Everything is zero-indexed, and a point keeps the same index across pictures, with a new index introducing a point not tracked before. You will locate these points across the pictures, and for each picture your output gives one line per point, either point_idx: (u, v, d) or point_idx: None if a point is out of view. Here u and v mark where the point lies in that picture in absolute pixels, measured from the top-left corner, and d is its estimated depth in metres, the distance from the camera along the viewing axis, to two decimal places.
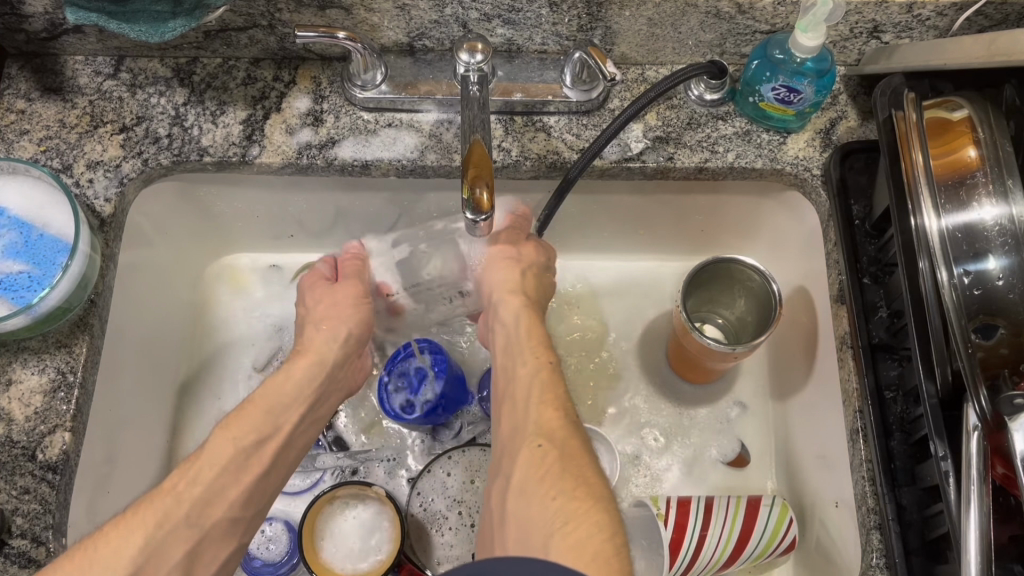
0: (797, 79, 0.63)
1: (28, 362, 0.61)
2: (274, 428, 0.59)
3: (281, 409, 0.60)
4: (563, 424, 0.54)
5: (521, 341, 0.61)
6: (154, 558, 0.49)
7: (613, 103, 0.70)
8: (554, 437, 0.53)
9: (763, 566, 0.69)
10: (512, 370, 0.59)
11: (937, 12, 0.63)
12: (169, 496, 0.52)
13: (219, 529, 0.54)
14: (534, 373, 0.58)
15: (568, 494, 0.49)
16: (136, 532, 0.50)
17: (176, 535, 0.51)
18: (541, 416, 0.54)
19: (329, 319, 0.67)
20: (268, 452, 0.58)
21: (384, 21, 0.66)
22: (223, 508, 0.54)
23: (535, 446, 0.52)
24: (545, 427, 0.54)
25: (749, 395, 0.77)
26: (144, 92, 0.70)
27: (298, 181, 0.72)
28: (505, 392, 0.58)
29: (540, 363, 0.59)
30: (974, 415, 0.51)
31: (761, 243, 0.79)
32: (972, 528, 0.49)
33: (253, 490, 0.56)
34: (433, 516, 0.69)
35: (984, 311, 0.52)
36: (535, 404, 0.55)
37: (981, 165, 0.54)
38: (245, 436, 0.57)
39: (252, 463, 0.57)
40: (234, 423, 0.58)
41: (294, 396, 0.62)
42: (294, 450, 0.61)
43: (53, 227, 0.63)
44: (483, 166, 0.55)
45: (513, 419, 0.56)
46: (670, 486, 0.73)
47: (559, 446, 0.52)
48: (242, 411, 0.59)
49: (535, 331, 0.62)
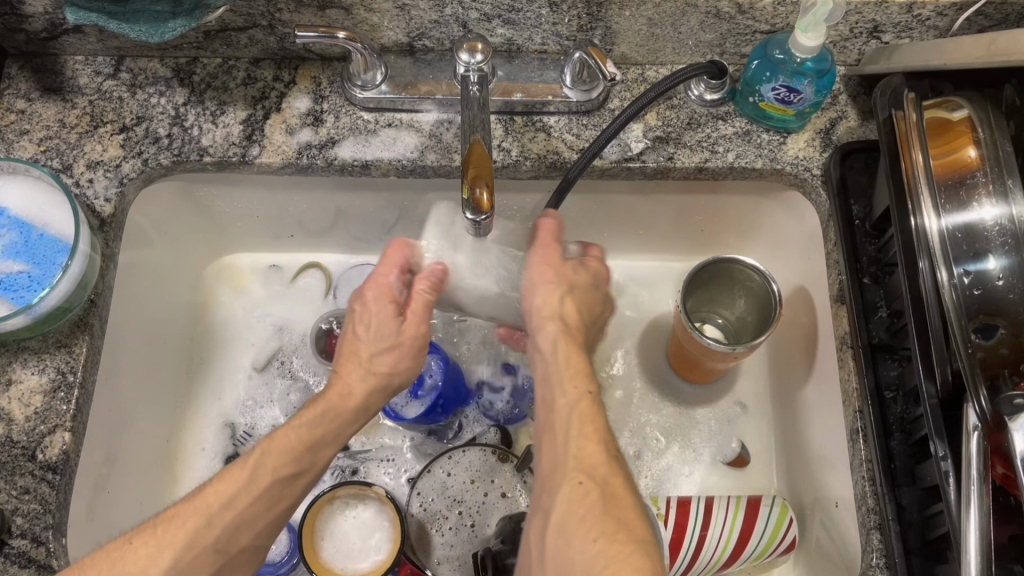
0: (797, 78, 0.63)
1: (28, 362, 0.61)
2: (312, 463, 0.56)
3: (322, 443, 0.57)
4: (606, 460, 0.51)
5: (560, 369, 0.55)
6: None
7: (613, 103, 0.70)
8: (596, 475, 0.50)
9: (763, 566, 0.69)
10: (549, 394, 0.55)
11: (937, 12, 0.63)
12: (199, 520, 0.52)
13: (244, 554, 0.55)
14: (573, 403, 0.53)
15: (608, 537, 0.47)
16: (163, 556, 0.51)
17: (201, 560, 0.52)
18: (582, 448, 0.51)
19: (392, 355, 0.58)
20: (302, 484, 0.57)
21: (384, 21, 0.66)
22: (250, 535, 0.54)
23: (575, 484, 0.50)
24: (586, 461, 0.51)
25: (749, 395, 0.77)
26: (144, 92, 0.70)
27: (298, 181, 0.72)
28: (544, 417, 0.55)
29: (581, 392, 0.54)
30: (973, 415, 0.51)
31: (760, 243, 0.79)
32: (972, 528, 0.49)
33: (279, 518, 0.56)
34: (433, 516, 0.69)
35: (984, 311, 0.52)
36: (576, 434, 0.52)
37: (981, 165, 0.54)
38: (282, 471, 0.55)
39: (283, 494, 0.56)
40: (269, 449, 0.55)
41: (338, 430, 0.57)
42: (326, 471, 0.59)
43: (54, 227, 0.63)
44: (483, 165, 0.55)
45: (553, 453, 0.52)
46: (670, 487, 0.73)
47: (600, 485, 0.50)
48: (283, 437, 0.55)
49: (579, 352, 0.56)
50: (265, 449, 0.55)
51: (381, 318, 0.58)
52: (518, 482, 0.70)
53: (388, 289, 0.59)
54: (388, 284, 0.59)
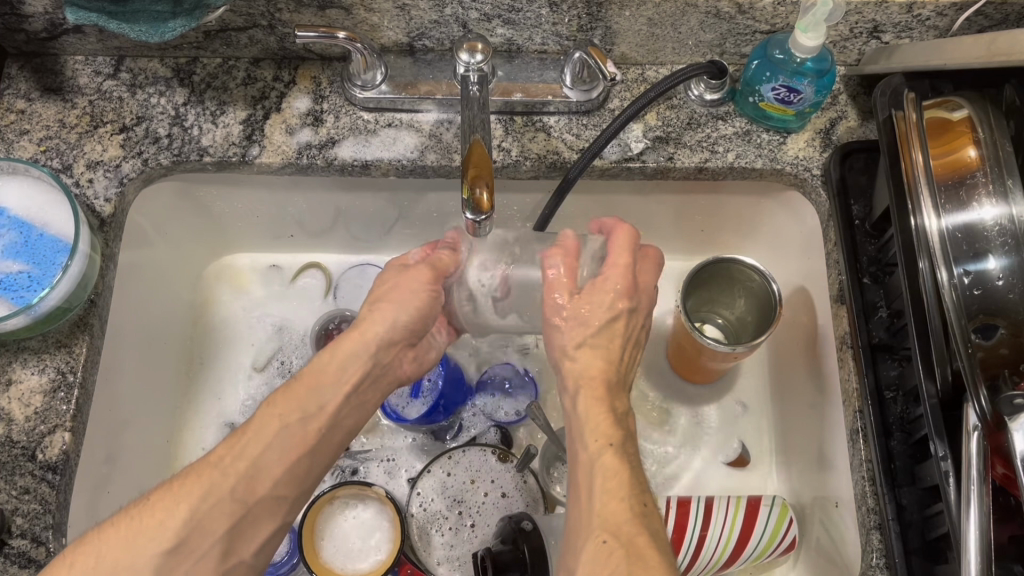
0: (797, 78, 0.63)
1: (28, 362, 0.61)
2: (321, 406, 0.55)
3: (331, 385, 0.56)
4: (633, 518, 0.49)
5: (582, 425, 0.55)
6: (195, 534, 0.50)
7: (614, 103, 0.70)
8: (621, 533, 0.49)
9: (763, 566, 0.69)
10: (577, 456, 0.55)
11: (937, 12, 0.63)
12: (213, 469, 0.52)
13: (263, 506, 0.53)
14: (596, 458, 0.53)
15: None
16: (181, 506, 0.50)
17: (219, 510, 0.51)
18: (605, 506, 0.50)
19: (390, 296, 0.60)
20: (316, 428, 0.55)
21: (384, 21, 0.66)
22: (268, 484, 0.53)
23: (598, 544, 0.48)
24: (610, 520, 0.49)
25: (749, 395, 0.77)
26: (144, 92, 0.70)
27: (298, 181, 0.72)
28: (574, 479, 0.54)
29: (602, 446, 0.53)
30: (974, 416, 0.51)
31: (760, 243, 0.79)
32: (973, 529, 0.49)
33: (297, 468, 0.54)
34: (433, 516, 0.69)
35: (984, 311, 0.51)
36: (600, 493, 0.51)
37: (981, 165, 0.54)
38: (289, 416, 0.54)
39: (301, 439, 0.54)
40: (284, 394, 0.55)
41: (345, 369, 0.57)
42: (346, 424, 0.58)
43: (53, 227, 0.63)
44: (483, 166, 0.55)
45: (580, 511, 0.52)
46: (671, 487, 0.73)
47: (625, 544, 0.48)
48: (291, 386, 0.55)
49: (606, 410, 0.55)
50: (280, 396, 0.55)
51: (391, 274, 0.61)
52: (518, 483, 0.70)
53: (405, 258, 0.63)
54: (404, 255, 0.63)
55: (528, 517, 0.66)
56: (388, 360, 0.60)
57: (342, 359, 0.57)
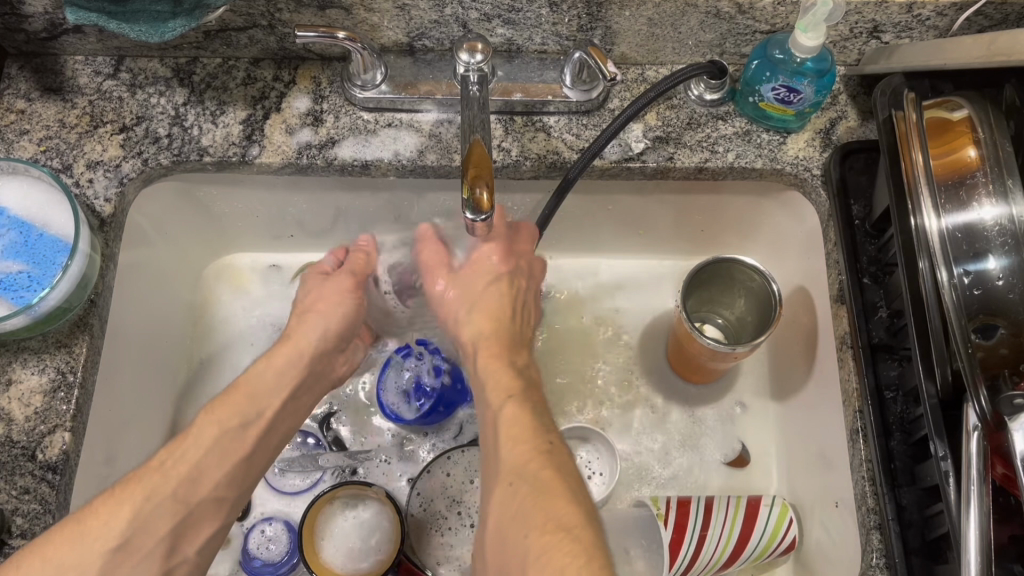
0: (797, 78, 0.63)
1: (28, 362, 0.61)
2: (258, 413, 0.59)
3: (266, 393, 0.60)
4: (534, 455, 0.51)
5: (486, 385, 0.58)
6: (139, 534, 0.51)
7: (613, 103, 0.70)
8: (525, 470, 0.50)
9: (763, 566, 0.70)
10: (482, 411, 0.57)
11: (937, 12, 0.63)
12: (156, 473, 0.53)
13: (204, 507, 0.55)
14: (498, 410, 0.55)
15: (542, 526, 0.47)
16: (124, 508, 0.51)
17: (165, 509, 0.52)
18: (509, 449, 0.52)
19: (318, 308, 0.67)
20: (252, 435, 0.58)
21: (384, 21, 0.66)
22: (208, 488, 0.55)
23: (505, 485, 0.50)
24: (515, 461, 0.51)
25: (749, 395, 0.77)
26: (144, 92, 0.70)
27: (298, 181, 0.72)
28: (482, 433, 0.56)
29: (502, 399, 0.55)
30: (973, 415, 0.51)
31: (761, 243, 0.79)
32: (973, 528, 0.49)
33: (236, 471, 0.57)
34: (433, 516, 0.69)
35: (984, 311, 0.52)
36: (504, 440, 0.53)
37: (980, 165, 0.54)
38: (228, 420, 0.57)
39: (238, 444, 0.57)
40: (220, 402, 0.58)
41: (278, 381, 0.61)
42: (279, 432, 0.62)
43: (53, 227, 0.63)
44: (483, 166, 0.55)
45: (490, 459, 0.54)
46: (671, 487, 0.73)
47: (529, 478, 0.50)
48: (225, 398, 0.59)
49: (505, 366, 0.59)
50: (216, 403, 0.58)
51: (310, 284, 0.69)
52: None
53: (321, 266, 0.70)
54: (321, 262, 0.71)
55: None
56: (319, 369, 0.65)
57: (278, 370, 0.62)
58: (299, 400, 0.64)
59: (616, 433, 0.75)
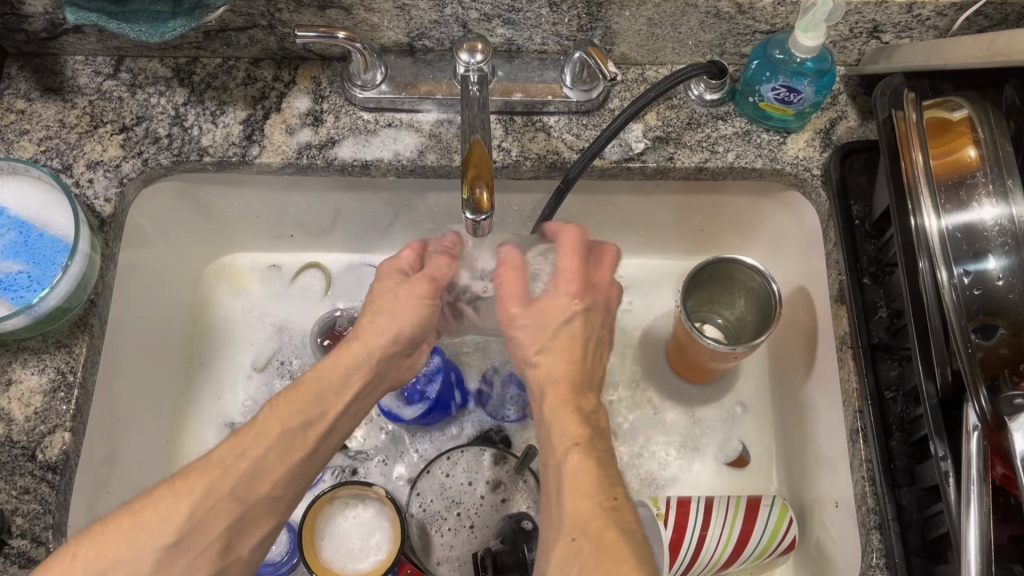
0: (797, 78, 0.63)
1: (28, 362, 0.61)
2: (322, 413, 0.55)
3: (333, 391, 0.56)
4: (601, 513, 0.49)
5: (548, 429, 0.55)
6: (196, 530, 0.49)
7: (613, 103, 0.70)
8: (589, 528, 0.49)
9: (763, 566, 0.70)
10: (546, 456, 0.54)
11: (937, 12, 0.63)
12: (214, 469, 0.51)
13: (262, 505, 0.52)
14: (563, 460, 0.52)
15: None
16: (181, 503, 0.49)
17: (221, 508, 0.51)
18: (575, 505, 0.50)
19: (386, 308, 0.60)
20: (316, 434, 0.55)
21: (384, 21, 0.66)
22: (267, 485, 0.52)
23: (568, 541, 0.49)
24: (578, 516, 0.49)
25: (749, 395, 0.77)
26: (144, 92, 0.70)
27: (298, 181, 0.72)
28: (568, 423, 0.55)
29: (569, 447, 0.53)
30: (974, 415, 0.51)
31: (760, 243, 0.79)
32: (973, 528, 0.49)
33: (296, 469, 0.54)
34: (433, 517, 0.69)
35: (984, 311, 0.52)
36: (567, 492, 0.51)
37: (980, 165, 0.54)
38: (292, 421, 0.54)
39: (300, 442, 0.54)
40: (287, 397, 0.55)
41: (348, 378, 0.57)
42: (343, 428, 0.58)
43: (53, 227, 0.63)
44: (483, 166, 0.55)
45: (550, 513, 0.51)
46: (670, 487, 0.73)
47: (594, 538, 0.48)
48: (294, 392, 0.55)
49: (571, 410, 0.55)
50: (284, 398, 0.55)
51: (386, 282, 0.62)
52: (516, 482, 0.70)
53: (397, 264, 0.63)
54: (398, 262, 0.63)
55: (528, 517, 0.67)
56: (388, 368, 0.60)
57: (346, 368, 0.57)
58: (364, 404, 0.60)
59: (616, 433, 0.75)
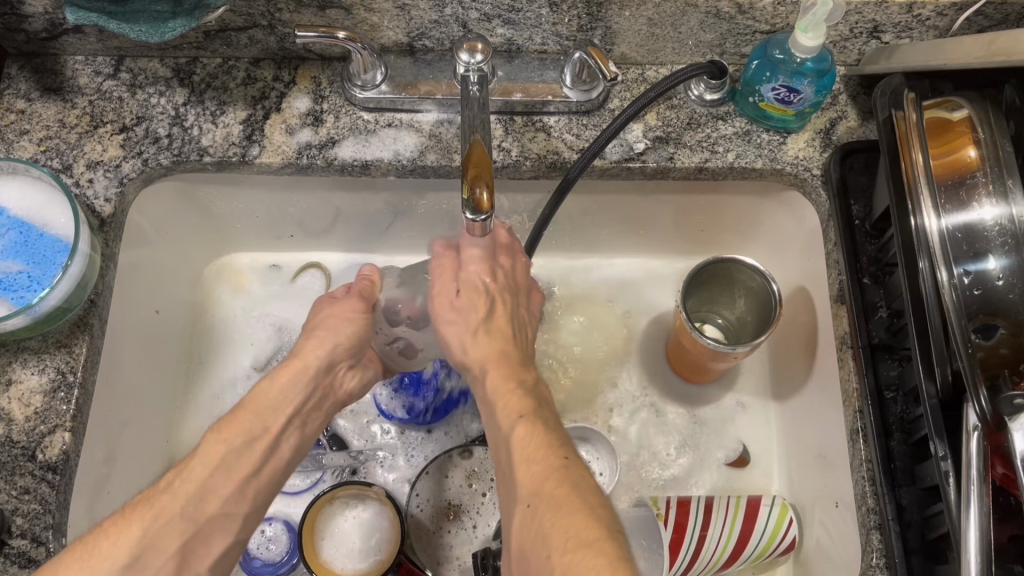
0: (797, 78, 0.63)
1: (28, 362, 0.61)
2: (264, 429, 0.55)
3: (274, 408, 0.56)
4: (551, 475, 0.48)
5: (496, 403, 0.54)
6: (150, 551, 0.49)
7: (614, 103, 0.70)
8: (541, 492, 0.48)
9: (763, 566, 0.70)
10: (495, 436, 0.54)
11: (937, 12, 0.63)
12: (163, 495, 0.51)
13: (217, 522, 0.52)
14: (510, 432, 0.52)
15: (563, 547, 0.44)
16: (131, 529, 0.49)
17: (172, 529, 0.50)
18: (525, 471, 0.49)
19: (325, 326, 0.62)
20: (261, 451, 0.55)
21: (384, 21, 0.66)
22: (217, 502, 0.52)
23: (525, 508, 0.48)
24: (531, 482, 0.48)
25: (749, 395, 0.77)
26: (144, 92, 0.70)
27: (297, 181, 0.72)
28: (498, 459, 0.53)
29: (513, 420, 0.52)
30: (973, 416, 0.51)
31: (760, 243, 0.79)
32: (973, 527, 0.49)
33: (247, 487, 0.54)
34: (433, 517, 0.69)
35: (984, 311, 0.52)
36: (518, 461, 0.50)
37: (981, 165, 0.54)
38: (234, 439, 0.54)
39: (246, 459, 0.54)
40: (229, 419, 0.55)
41: (286, 394, 0.57)
42: (292, 443, 0.58)
43: (53, 227, 0.63)
44: (483, 165, 0.54)
45: (506, 482, 0.51)
46: (670, 487, 0.73)
47: (546, 500, 0.47)
48: (235, 416, 0.55)
49: (513, 384, 0.55)
50: (225, 420, 0.55)
51: (321, 307, 0.64)
52: None
53: (332, 294, 0.65)
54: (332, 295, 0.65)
55: None
56: (327, 386, 0.61)
57: (282, 386, 0.57)
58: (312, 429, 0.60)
59: (616, 433, 0.75)
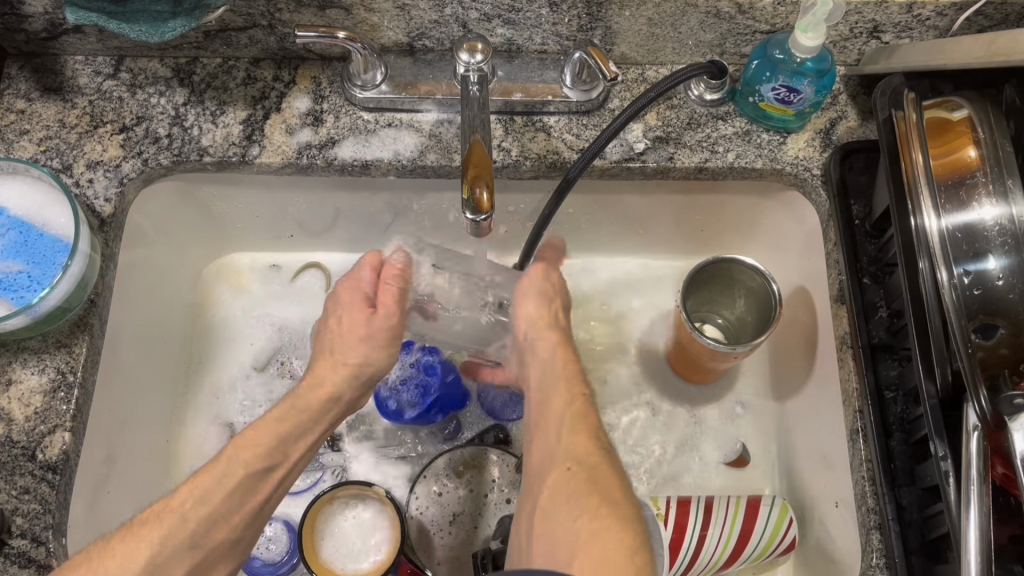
0: (797, 78, 0.63)
1: (28, 362, 0.61)
2: (283, 458, 0.56)
3: (293, 435, 0.57)
4: (596, 452, 0.55)
5: (553, 376, 0.60)
6: (158, 574, 0.50)
7: (614, 103, 0.70)
8: (584, 461, 0.54)
9: (763, 566, 0.70)
10: (544, 400, 0.59)
11: (937, 12, 0.63)
12: (173, 514, 0.51)
13: (221, 549, 0.53)
14: (570, 404, 0.58)
15: (592, 511, 0.50)
16: (142, 548, 0.50)
17: (181, 554, 0.51)
18: (572, 442, 0.55)
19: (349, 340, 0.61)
20: (276, 478, 0.56)
21: (384, 21, 0.66)
22: (226, 530, 0.53)
23: (563, 470, 0.53)
24: (576, 452, 0.54)
25: (750, 395, 0.77)
26: (144, 92, 0.70)
27: (297, 181, 0.72)
28: (536, 420, 0.58)
29: (575, 394, 0.58)
30: (973, 415, 0.51)
31: (760, 243, 0.79)
32: (973, 528, 0.49)
33: (256, 514, 0.55)
34: (433, 517, 0.69)
35: (984, 311, 0.52)
36: (565, 432, 0.56)
37: (981, 164, 0.54)
38: (253, 466, 0.54)
39: (259, 486, 0.55)
40: (247, 440, 0.55)
41: (306, 422, 0.57)
42: (303, 467, 0.59)
43: (53, 227, 0.63)
44: (483, 165, 0.55)
45: (547, 445, 0.56)
46: (670, 486, 0.73)
47: (588, 471, 0.53)
48: (254, 437, 0.55)
49: (574, 366, 0.61)
50: (243, 439, 0.55)
51: (352, 311, 0.62)
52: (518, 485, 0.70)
53: (359, 286, 0.63)
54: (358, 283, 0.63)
55: None
56: (347, 409, 0.61)
57: (304, 410, 0.58)
58: (322, 438, 0.60)
59: (616, 434, 0.75)
